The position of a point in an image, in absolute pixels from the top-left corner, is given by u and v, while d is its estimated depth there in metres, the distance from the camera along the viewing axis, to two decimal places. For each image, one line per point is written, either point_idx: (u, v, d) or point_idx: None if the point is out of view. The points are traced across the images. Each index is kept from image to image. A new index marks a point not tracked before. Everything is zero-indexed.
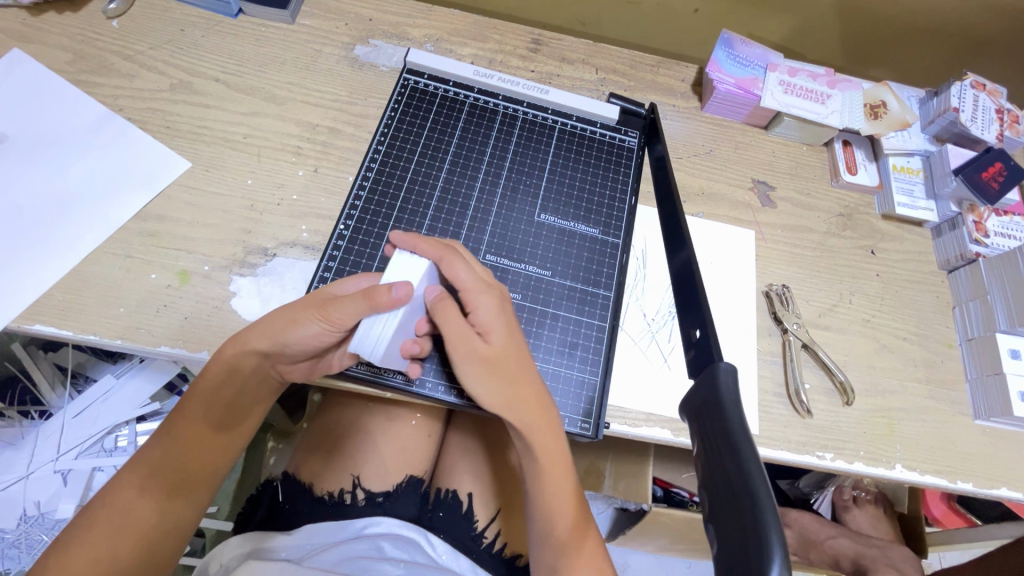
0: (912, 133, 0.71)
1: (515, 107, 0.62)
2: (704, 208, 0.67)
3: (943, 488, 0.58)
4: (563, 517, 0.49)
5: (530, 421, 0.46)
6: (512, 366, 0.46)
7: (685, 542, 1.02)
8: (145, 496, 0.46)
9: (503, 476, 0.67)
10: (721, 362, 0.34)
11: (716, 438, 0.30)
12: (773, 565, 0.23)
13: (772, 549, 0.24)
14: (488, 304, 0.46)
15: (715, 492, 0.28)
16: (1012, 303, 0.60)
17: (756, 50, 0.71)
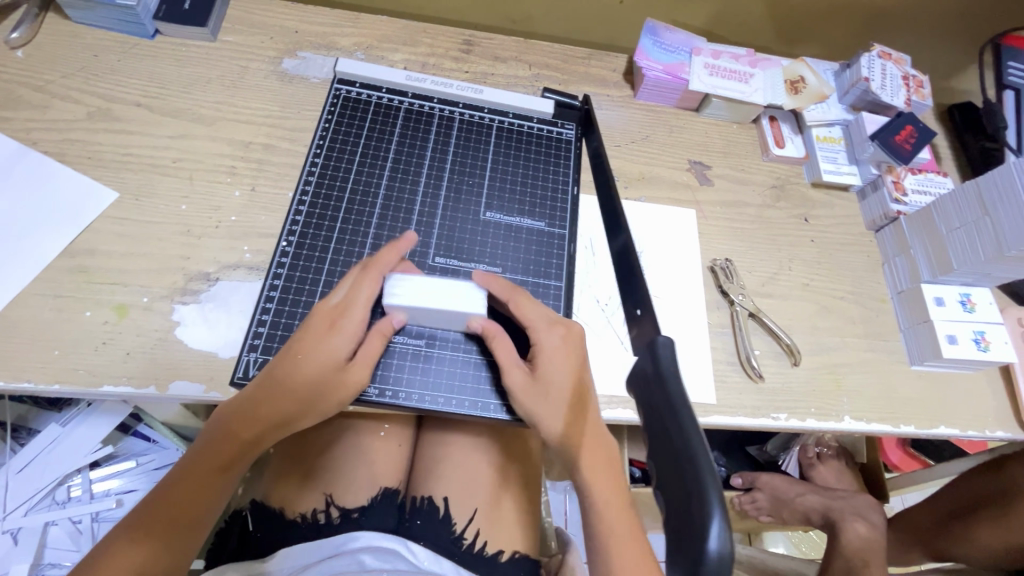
0: (831, 104, 0.75)
1: (450, 108, 0.63)
2: (646, 192, 0.70)
3: (888, 433, 0.61)
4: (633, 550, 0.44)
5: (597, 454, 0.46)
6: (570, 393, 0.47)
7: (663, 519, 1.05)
8: (141, 543, 0.43)
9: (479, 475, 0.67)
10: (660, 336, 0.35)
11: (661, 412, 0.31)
12: (713, 520, 0.25)
13: (712, 505, 0.25)
14: (551, 336, 0.48)
15: (659, 461, 0.29)
16: (931, 253, 0.64)
17: (680, 36, 0.74)
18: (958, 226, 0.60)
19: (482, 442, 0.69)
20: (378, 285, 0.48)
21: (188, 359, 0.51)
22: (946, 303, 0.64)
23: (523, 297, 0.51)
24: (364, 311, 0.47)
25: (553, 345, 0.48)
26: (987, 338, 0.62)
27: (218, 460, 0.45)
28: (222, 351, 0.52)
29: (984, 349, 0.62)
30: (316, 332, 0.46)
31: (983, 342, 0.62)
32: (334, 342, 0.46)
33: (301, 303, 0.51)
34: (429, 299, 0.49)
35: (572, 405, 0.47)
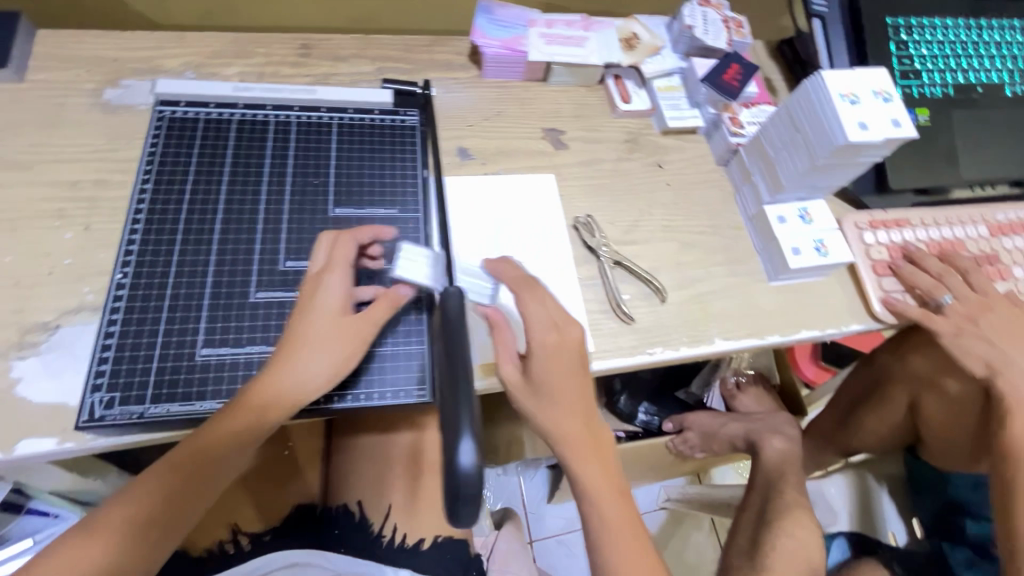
0: (666, 55, 0.80)
1: (286, 114, 0.62)
2: (504, 165, 0.71)
3: (757, 346, 0.66)
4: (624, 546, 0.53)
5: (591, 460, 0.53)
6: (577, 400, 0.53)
7: None
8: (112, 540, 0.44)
9: (390, 472, 0.67)
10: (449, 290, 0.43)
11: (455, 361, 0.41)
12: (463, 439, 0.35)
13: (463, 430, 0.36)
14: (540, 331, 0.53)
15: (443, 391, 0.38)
16: (767, 177, 0.69)
17: (513, 11, 0.76)
18: (778, 147, 0.66)
19: (391, 437, 0.69)
20: (351, 245, 0.51)
21: (35, 415, 0.48)
22: (787, 219, 0.69)
23: (525, 291, 0.55)
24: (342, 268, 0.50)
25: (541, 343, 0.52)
26: (827, 244, 0.68)
27: (197, 467, 0.47)
28: (69, 399, 0.49)
29: (826, 252, 0.67)
30: (309, 292, 0.49)
31: (824, 248, 0.68)
32: (328, 292, 0.49)
33: (145, 332, 0.49)
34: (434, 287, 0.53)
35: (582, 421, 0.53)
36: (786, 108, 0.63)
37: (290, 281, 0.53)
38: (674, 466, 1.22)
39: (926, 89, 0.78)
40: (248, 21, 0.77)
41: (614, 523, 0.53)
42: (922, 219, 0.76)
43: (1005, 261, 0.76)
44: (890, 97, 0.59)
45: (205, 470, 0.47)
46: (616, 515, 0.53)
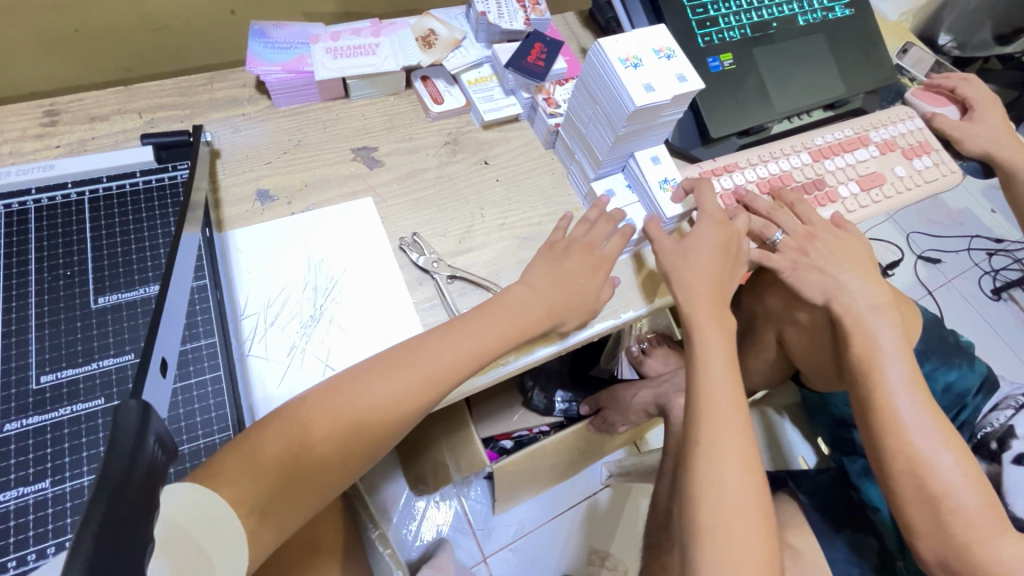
0: (468, 47, 0.76)
1: (21, 200, 0.52)
2: (312, 200, 0.65)
3: (615, 326, 0.64)
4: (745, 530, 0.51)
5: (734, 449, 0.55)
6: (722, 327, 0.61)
7: (525, 478, 1.12)
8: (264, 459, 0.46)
9: None
10: (125, 402, 0.27)
11: (143, 511, 0.25)
12: None
13: None
14: (700, 244, 0.62)
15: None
16: (586, 153, 0.67)
17: (291, 31, 0.70)
18: (586, 123, 0.64)
19: None
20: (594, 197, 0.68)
21: None
22: (638, 164, 0.66)
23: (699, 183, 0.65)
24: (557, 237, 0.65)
25: (704, 250, 0.62)
26: (674, 183, 0.66)
27: (320, 454, 0.48)
28: None
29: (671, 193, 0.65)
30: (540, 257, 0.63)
31: (670, 188, 0.66)
32: (538, 278, 0.61)
33: None
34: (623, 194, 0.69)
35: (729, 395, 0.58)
36: (581, 81, 0.61)
37: (47, 401, 0.45)
38: (604, 446, 1.22)
39: (725, 34, 0.78)
40: (6, 93, 0.72)
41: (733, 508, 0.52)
42: (749, 160, 0.77)
43: (831, 184, 0.79)
44: (672, 53, 0.59)
45: (335, 464, 0.49)
46: (733, 481, 0.53)
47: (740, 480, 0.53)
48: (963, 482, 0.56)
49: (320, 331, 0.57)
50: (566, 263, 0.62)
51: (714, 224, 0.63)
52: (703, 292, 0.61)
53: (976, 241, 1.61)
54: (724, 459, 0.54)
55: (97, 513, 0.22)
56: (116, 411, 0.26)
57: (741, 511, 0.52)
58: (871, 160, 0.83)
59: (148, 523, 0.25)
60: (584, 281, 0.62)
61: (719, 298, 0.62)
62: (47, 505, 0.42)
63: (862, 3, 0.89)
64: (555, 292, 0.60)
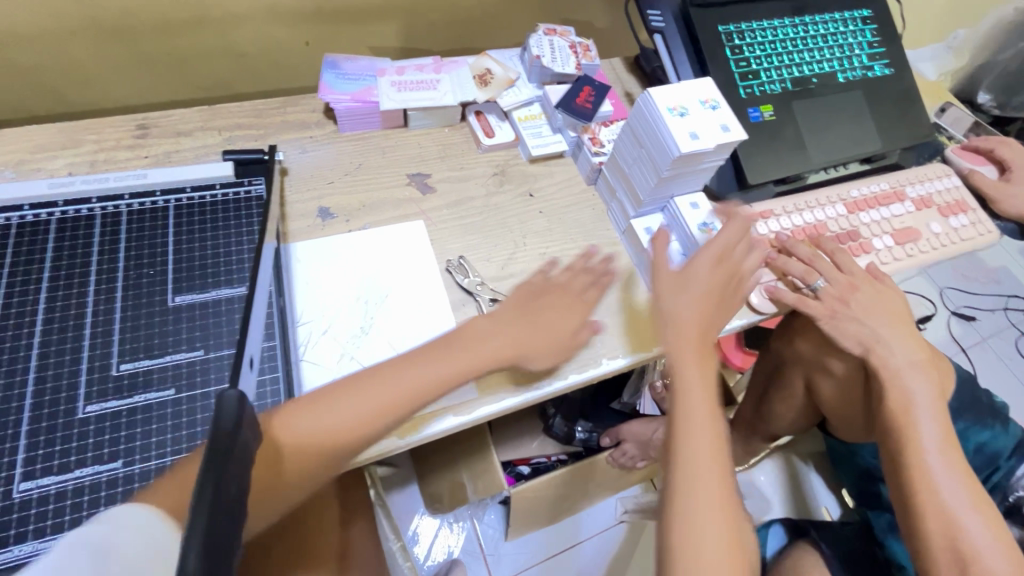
0: (521, 86, 0.81)
1: (115, 203, 0.58)
2: (369, 219, 0.69)
3: (646, 359, 0.67)
4: (717, 537, 0.52)
5: (713, 454, 0.55)
6: (706, 338, 0.62)
7: (541, 505, 1.12)
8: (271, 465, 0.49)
9: None
10: (227, 389, 0.31)
11: (243, 491, 0.28)
12: None
13: None
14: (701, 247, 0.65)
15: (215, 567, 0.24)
16: (627, 191, 0.70)
17: (361, 64, 0.76)
18: (630, 164, 0.68)
19: None
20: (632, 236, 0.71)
21: None
22: (679, 208, 0.68)
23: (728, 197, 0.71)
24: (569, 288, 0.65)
25: (698, 259, 0.63)
26: (713, 228, 0.68)
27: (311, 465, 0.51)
28: None
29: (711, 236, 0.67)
30: (556, 309, 0.64)
31: (708, 231, 0.68)
32: (555, 325, 0.62)
33: None
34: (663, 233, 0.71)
35: (708, 403, 0.59)
36: (629, 125, 0.65)
37: (124, 386, 0.49)
38: (622, 479, 1.22)
39: (766, 87, 0.82)
40: (101, 104, 0.79)
41: (694, 513, 0.52)
42: (785, 207, 0.79)
43: (865, 235, 0.81)
44: (718, 103, 0.62)
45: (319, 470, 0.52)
46: (707, 492, 0.53)
47: (714, 486, 0.54)
48: (994, 547, 0.55)
49: (372, 346, 0.60)
50: (575, 320, 0.64)
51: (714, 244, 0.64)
52: (692, 303, 0.62)
53: (1013, 302, 1.58)
54: (700, 467, 0.54)
55: (213, 487, 0.26)
56: (217, 397, 0.30)
57: (715, 521, 0.52)
58: (906, 215, 0.85)
59: (241, 499, 0.29)
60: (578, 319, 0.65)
61: (711, 302, 0.63)
62: (117, 484, 0.45)
63: (902, 64, 0.92)
64: (569, 339, 0.62)
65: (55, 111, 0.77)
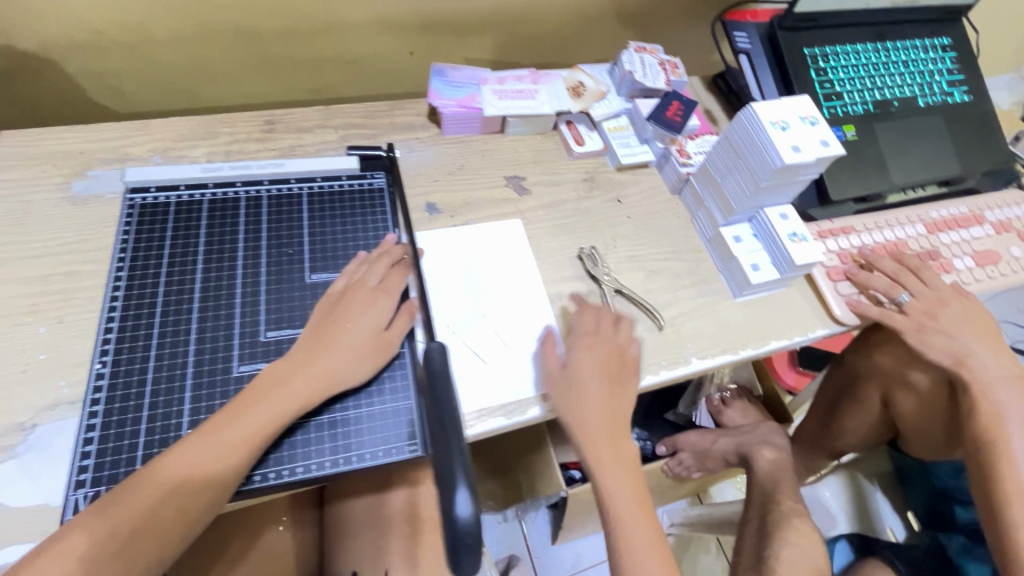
0: (612, 99, 0.86)
1: (256, 188, 0.64)
2: (471, 216, 0.74)
3: (733, 361, 0.69)
4: None
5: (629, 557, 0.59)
6: (620, 443, 0.62)
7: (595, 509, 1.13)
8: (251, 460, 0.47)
9: None
10: (432, 345, 0.47)
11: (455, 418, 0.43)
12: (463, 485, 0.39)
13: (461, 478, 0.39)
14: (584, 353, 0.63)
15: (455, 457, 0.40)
16: (718, 201, 0.74)
17: (465, 73, 0.82)
18: (724, 175, 0.71)
19: None
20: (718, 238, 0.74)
21: (10, 523, 0.46)
22: (768, 219, 0.71)
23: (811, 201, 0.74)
24: (586, 313, 0.66)
25: (584, 361, 0.62)
26: (802, 238, 0.70)
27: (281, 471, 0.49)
28: (51, 499, 0.48)
29: (801, 246, 0.70)
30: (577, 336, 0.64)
31: (798, 241, 0.70)
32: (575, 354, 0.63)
33: (128, 422, 0.48)
34: (750, 241, 0.73)
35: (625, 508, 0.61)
36: (726, 137, 0.68)
37: (272, 351, 0.54)
38: (674, 490, 1.22)
39: (849, 108, 0.85)
40: (223, 101, 0.86)
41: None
42: (865, 224, 0.82)
43: (945, 255, 0.82)
44: (816, 120, 0.65)
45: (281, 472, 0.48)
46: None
47: None
48: None
49: (480, 334, 0.64)
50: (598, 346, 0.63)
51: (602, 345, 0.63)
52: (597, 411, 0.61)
53: None
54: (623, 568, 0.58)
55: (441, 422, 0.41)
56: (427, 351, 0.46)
57: None
58: (986, 237, 0.86)
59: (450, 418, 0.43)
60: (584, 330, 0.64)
61: (618, 408, 0.62)
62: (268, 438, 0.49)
63: (981, 91, 0.94)
64: (604, 363, 0.62)
65: (184, 106, 0.84)
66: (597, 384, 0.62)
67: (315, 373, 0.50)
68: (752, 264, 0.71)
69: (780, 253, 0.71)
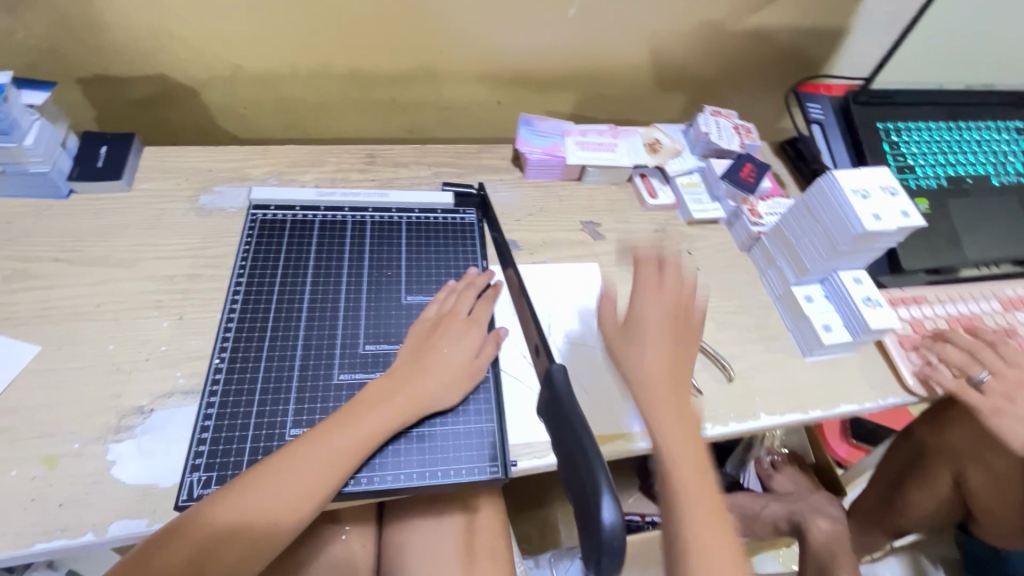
0: (686, 157, 0.90)
1: (362, 214, 0.70)
2: (549, 255, 0.78)
3: (801, 420, 0.69)
4: None
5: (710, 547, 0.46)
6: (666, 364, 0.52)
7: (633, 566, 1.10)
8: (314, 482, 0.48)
9: None
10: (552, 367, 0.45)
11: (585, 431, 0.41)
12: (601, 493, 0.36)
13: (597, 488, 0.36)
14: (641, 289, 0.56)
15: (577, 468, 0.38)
16: (791, 261, 0.75)
17: (551, 124, 0.88)
18: (799, 235, 0.73)
19: None
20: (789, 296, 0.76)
21: (124, 498, 0.50)
22: (842, 281, 0.72)
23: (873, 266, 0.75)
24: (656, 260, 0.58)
25: (644, 298, 0.56)
26: (876, 303, 0.71)
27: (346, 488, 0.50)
28: (161, 481, 0.51)
29: (875, 312, 0.70)
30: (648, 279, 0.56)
31: (873, 306, 0.71)
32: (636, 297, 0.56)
33: (240, 415, 0.53)
34: (821, 300, 0.75)
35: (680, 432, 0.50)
36: (803, 200, 0.71)
37: (369, 363, 0.58)
38: None
39: (922, 182, 0.87)
40: (327, 134, 0.95)
41: None
42: (938, 296, 0.81)
43: None
44: (897, 191, 0.68)
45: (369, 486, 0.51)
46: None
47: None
48: None
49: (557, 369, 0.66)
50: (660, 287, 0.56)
51: (655, 289, 0.56)
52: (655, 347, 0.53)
53: None
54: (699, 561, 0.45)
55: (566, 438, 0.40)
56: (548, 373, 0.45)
57: None
58: None
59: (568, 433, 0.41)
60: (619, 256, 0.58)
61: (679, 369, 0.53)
62: None
63: None
64: (669, 302, 0.55)
65: (293, 136, 0.93)
66: (660, 321, 0.54)
67: (424, 389, 0.54)
68: (825, 324, 0.72)
69: (855, 314, 0.71)
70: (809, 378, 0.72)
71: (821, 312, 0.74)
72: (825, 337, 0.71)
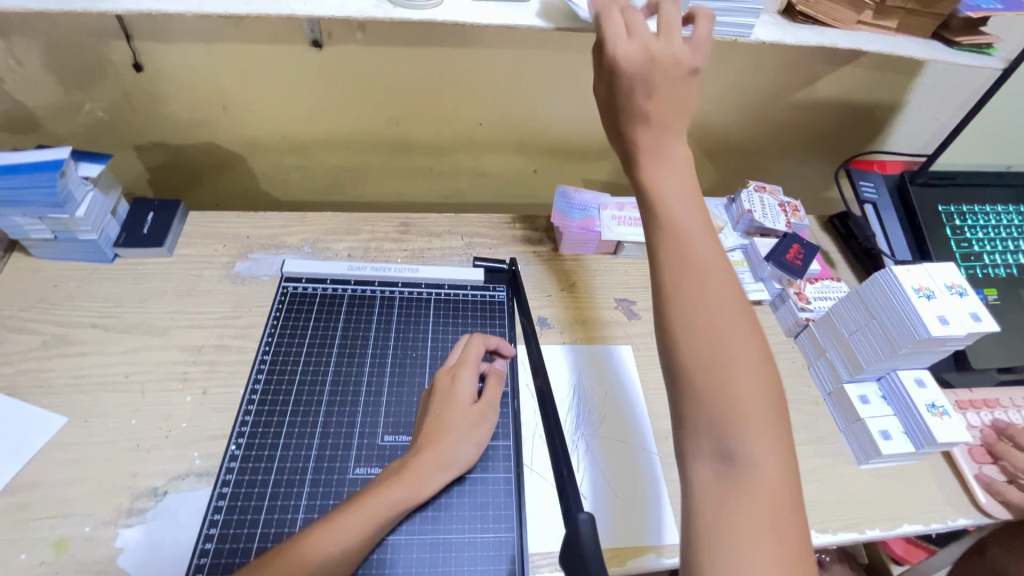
0: (728, 234, 0.86)
1: (391, 289, 0.69)
2: (580, 335, 0.75)
3: (857, 540, 0.61)
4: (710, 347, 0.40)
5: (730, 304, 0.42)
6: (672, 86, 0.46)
7: None
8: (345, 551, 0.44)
9: None
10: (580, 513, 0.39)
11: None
12: None
13: None
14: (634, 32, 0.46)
15: None
16: (844, 356, 0.70)
17: (587, 196, 0.86)
18: (854, 330, 0.68)
19: None
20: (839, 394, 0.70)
21: None
22: (902, 383, 0.66)
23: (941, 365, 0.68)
24: None
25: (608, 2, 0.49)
26: (943, 411, 0.64)
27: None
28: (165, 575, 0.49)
29: (942, 422, 0.64)
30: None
31: (939, 414, 0.64)
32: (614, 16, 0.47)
33: (250, 510, 0.51)
34: (877, 402, 0.68)
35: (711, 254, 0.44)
36: (858, 294, 0.67)
37: (386, 457, 0.55)
38: None
39: (988, 270, 0.80)
40: (365, 198, 0.96)
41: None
42: (1012, 400, 0.74)
43: None
44: (965, 291, 0.63)
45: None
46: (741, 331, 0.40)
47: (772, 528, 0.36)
48: None
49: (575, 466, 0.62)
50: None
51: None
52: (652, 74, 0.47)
53: None
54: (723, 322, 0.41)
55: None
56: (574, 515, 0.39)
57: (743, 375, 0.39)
58: None
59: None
60: (680, 220, 0.45)
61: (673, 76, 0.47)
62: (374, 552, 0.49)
63: None
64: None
65: (332, 199, 0.95)
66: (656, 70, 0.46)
67: (436, 457, 0.51)
68: (883, 430, 0.66)
69: (918, 422, 0.64)
70: (866, 490, 0.65)
71: (878, 416, 0.67)
72: (884, 446, 0.65)
